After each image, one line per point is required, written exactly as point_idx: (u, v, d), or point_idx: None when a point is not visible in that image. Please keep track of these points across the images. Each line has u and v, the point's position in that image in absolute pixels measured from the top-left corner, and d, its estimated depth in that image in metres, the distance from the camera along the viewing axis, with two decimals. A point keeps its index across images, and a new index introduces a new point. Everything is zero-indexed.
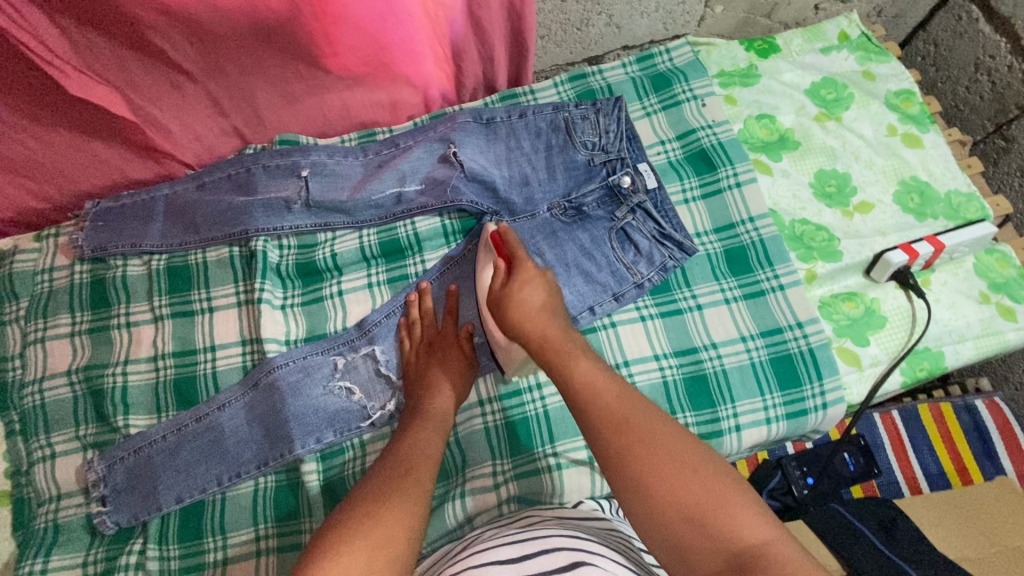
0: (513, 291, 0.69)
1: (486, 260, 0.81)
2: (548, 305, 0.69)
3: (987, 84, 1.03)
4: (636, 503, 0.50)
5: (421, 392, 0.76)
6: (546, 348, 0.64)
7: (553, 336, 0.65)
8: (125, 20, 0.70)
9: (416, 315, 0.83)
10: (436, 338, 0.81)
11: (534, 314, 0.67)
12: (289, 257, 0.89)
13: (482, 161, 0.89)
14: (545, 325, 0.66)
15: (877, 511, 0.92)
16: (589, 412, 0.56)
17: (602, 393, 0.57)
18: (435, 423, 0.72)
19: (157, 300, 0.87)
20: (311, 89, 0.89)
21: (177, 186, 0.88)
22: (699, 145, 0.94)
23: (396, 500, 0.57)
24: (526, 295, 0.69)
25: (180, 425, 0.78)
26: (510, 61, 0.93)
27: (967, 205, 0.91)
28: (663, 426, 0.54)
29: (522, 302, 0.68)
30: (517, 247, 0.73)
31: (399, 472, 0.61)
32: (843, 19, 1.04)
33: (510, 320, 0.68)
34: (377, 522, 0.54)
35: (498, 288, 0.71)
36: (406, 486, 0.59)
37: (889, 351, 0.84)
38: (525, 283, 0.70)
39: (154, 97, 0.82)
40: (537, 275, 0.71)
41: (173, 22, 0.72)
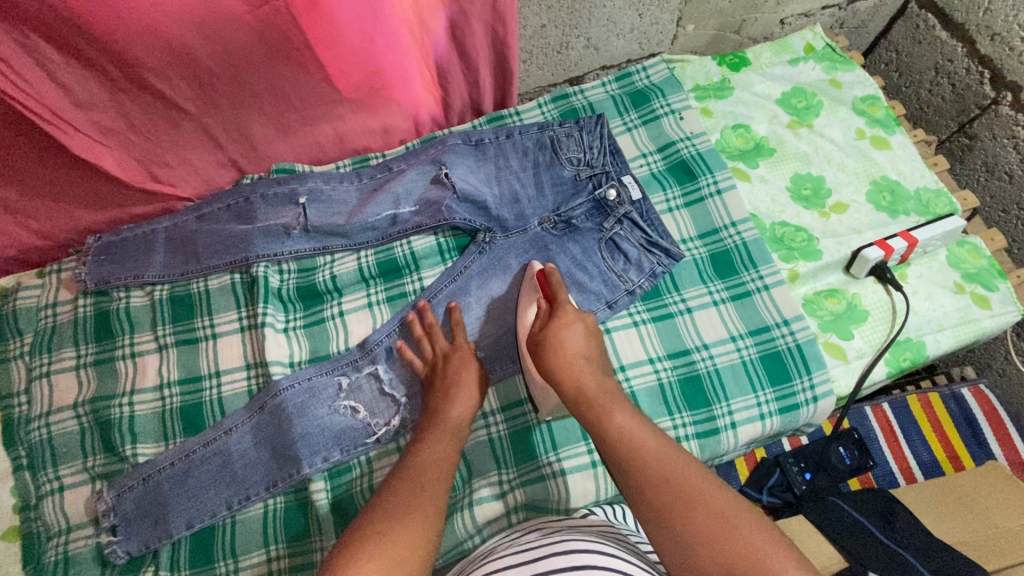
0: (553, 332, 0.76)
1: (529, 299, 0.85)
2: (585, 352, 0.74)
3: (947, 87, 1.08)
4: (679, 557, 0.52)
5: (436, 400, 0.77)
6: (582, 399, 0.69)
7: (589, 386, 0.70)
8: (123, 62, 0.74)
9: (419, 331, 0.84)
10: (447, 350, 0.82)
11: (571, 358, 0.73)
12: (289, 281, 0.92)
13: (473, 180, 0.93)
14: (581, 372, 0.72)
15: (874, 504, 0.95)
16: (631, 466, 0.60)
17: (644, 447, 0.61)
18: (450, 432, 0.73)
19: (161, 329, 0.88)
20: (305, 119, 0.93)
21: (177, 217, 0.91)
22: (679, 157, 0.98)
23: (415, 512, 0.59)
24: (564, 337, 0.75)
25: (188, 451, 0.79)
26: (494, 85, 0.97)
27: (936, 201, 0.96)
28: (705, 482, 0.56)
29: (561, 345, 0.74)
30: (558, 287, 0.80)
31: (417, 483, 0.63)
32: (808, 31, 1.10)
33: (551, 363, 0.73)
34: (395, 531, 0.56)
35: (539, 330, 0.78)
36: (422, 498, 0.61)
37: (873, 343, 0.87)
38: (564, 327, 0.76)
39: (151, 135, 0.85)
40: (576, 319, 0.78)
41: (170, 64, 0.75)
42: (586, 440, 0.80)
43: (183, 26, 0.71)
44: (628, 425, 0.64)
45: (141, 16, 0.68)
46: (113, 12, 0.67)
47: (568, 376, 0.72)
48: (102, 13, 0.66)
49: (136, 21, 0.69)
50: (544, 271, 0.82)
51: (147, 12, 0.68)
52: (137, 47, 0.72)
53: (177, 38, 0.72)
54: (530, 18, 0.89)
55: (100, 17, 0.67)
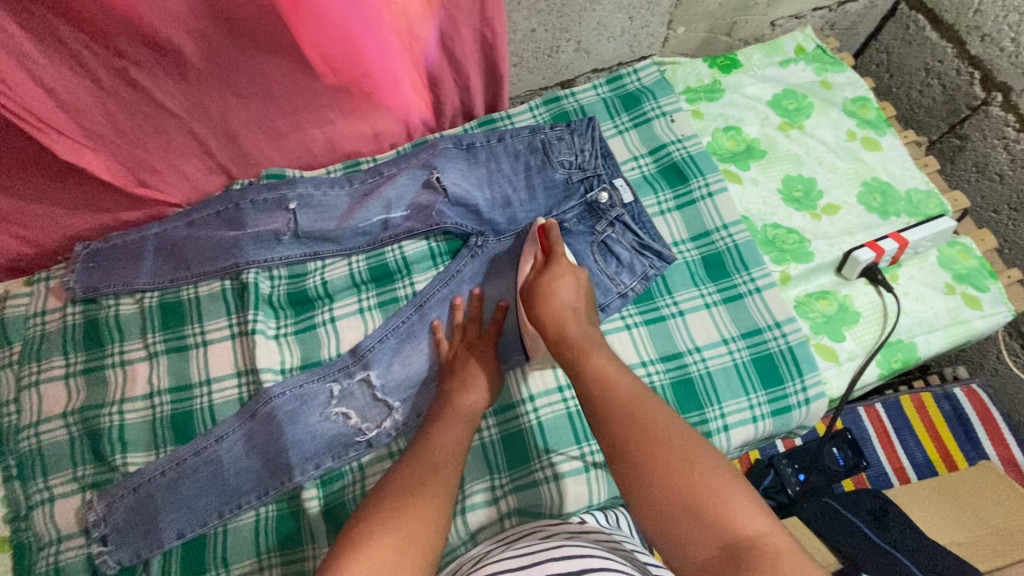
0: (546, 283, 0.77)
1: (528, 252, 0.86)
2: (574, 303, 0.75)
3: (938, 87, 1.09)
4: (636, 488, 0.53)
5: (457, 386, 0.79)
6: (566, 343, 0.70)
7: (572, 332, 0.71)
8: (110, 64, 0.73)
9: (460, 319, 0.87)
10: (476, 341, 0.84)
11: (559, 308, 0.74)
12: (280, 287, 0.91)
13: (464, 184, 0.92)
14: (567, 320, 0.72)
15: (868, 503, 0.95)
16: (602, 406, 0.60)
17: (618, 390, 0.61)
18: (462, 419, 0.75)
19: (151, 337, 0.88)
20: (295, 124, 0.93)
21: (167, 224, 0.91)
22: (671, 159, 0.98)
23: (422, 491, 0.61)
24: (557, 288, 0.76)
25: (179, 460, 0.79)
26: (485, 89, 0.97)
27: (927, 202, 0.96)
28: (669, 420, 0.57)
29: (553, 296, 0.75)
30: (557, 241, 0.81)
31: (429, 466, 0.65)
32: (799, 33, 1.10)
33: (538, 312, 0.75)
34: (405, 507, 0.58)
35: (533, 280, 0.79)
36: (433, 480, 0.63)
37: (864, 345, 0.87)
38: (557, 279, 0.77)
39: (139, 141, 0.85)
40: (569, 272, 0.78)
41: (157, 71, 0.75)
42: (579, 444, 0.80)
43: (170, 27, 0.70)
44: (606, 367, 0.65)
45: (126, 17, 0.67)
46: (99, 12, 0.66)
47: (555, 323, 0.72)
48: (87, 12, 0.66)
49: (122, 21, 0.68)
50: (546, 225, 0.83)
51: (132, 14, 0.67)
52: (122, 48, 0.71)
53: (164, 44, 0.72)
54: (520, 22, 0.89)
55: (85, 16, 0.66)
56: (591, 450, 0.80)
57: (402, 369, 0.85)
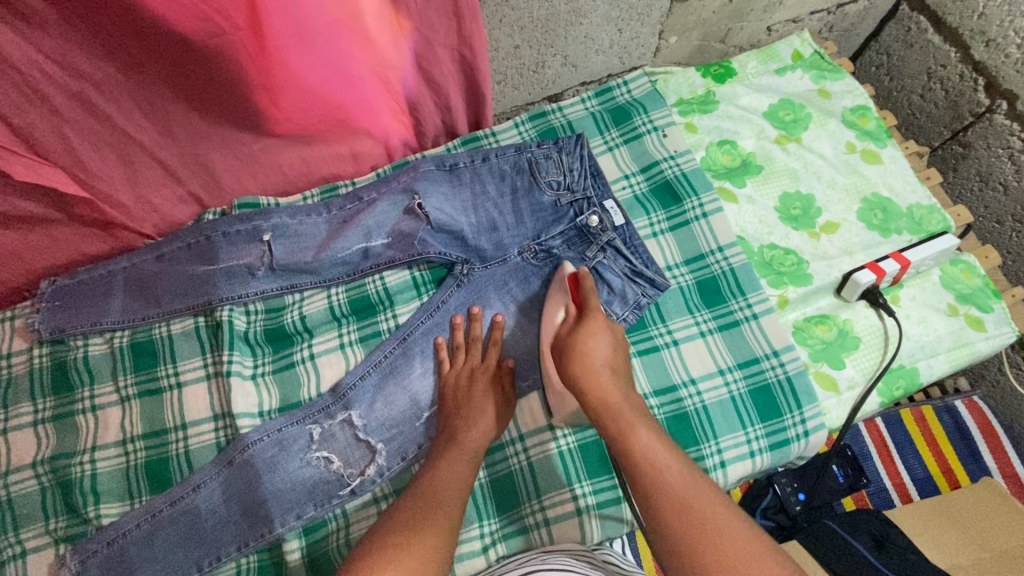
0: (577, 340, 0.73)
1: (557, 302, 0.82)
2: (611, 364, 0.71)
3: (940, 93, 1.04)
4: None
5: (458, 422, 0.77)
6: (607, 412, 0.66)
7: (614, 399, 0.67)
8: (67, 88, 0.67)
9: (461, 340, 0.84)
10: (479, 368, 0.82)
11: (595, 370, 0.70)
12: (257, 323, 0.87)
13: (449, 210, 0.88)
14: (606, 385, 0.69)
15: (870, 526, 0.92)
16: (652, 493, 0.59)
17: (667, 472, 0.60)
18: (468, 456, 0.73)
19: (122, 379, 0.84)
20: (269, 149, 0.88)
21: (135, 258, 0.86)
22: (663, 177, 0.94)
23: (425, 528, 0.61)
24: (593, 346, 0.72)
25: (155, 511, 0.76)
26: (468, 109, 0.92)
27: (929, 217, 0.93)
28: (721, 513, 0.56)
29: (589, 355, 0.71)
30: (591, 295, 0.77)
31: (430, 501, 0.65)
32: (796, 38, 1.05)
33: (571, 372, 0.71)
34: (408, 547, 0.58)
35: (565, 335, 0.75)
36: (436, 515, 0.63)
37: (865, 372, 0.84)
38: (592, 336, 0.73)
39: (104, 174, 0.79)
40: (605, 327, 0.75)
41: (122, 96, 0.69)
42: (570, 486, 0.78)
43: (131, 49, 0.64)
44: (652, 442, 0.63)
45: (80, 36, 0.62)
46: (50, 30, 0.60)
47: (592, 388, 0.69)
48: (42, 34, 0.60)
49: (77, 39, 0.62)
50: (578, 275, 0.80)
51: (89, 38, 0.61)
52: (81, 69, 0.65)
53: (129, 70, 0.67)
54: (502, 40, 0.84)
55: (37, 43, 0.61)
56: (583, 492, 0.78)
57: (386, 408, 0.81)
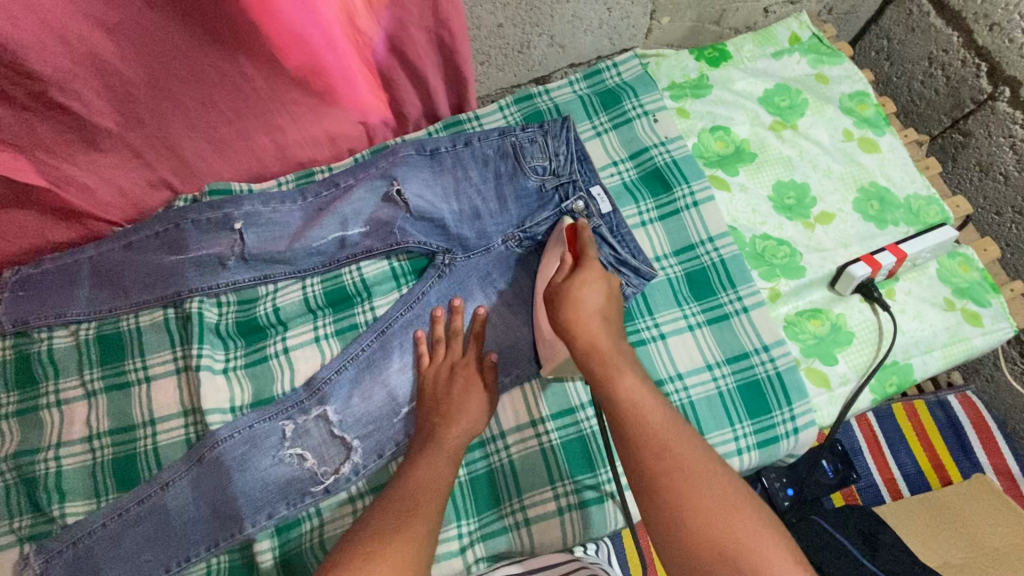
0: (572, 286, 0.70)
1: (553, 252, 0.79)
2: (603, 312, 0.68)
3: (941, 79, 1.01)
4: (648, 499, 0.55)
5: (438, 418, 0.74)
6: (594, 358, 0.64)
7: (604, 345, 0.65)
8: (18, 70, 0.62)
9: (441, 333, 0.81)
10: (459, 362, 0.79)
11: (586, 316, 0.67)
12: (228, 315, 0.84)
13: (429, 196, 0.84)
14: (598, 332, 0.66)
15: (858, 522, 0.91)
16: (632, 434, 0.58)
17: (650, 418, 0.59)
18: (449, 455, 0.70)
19: (88, 373, 0.81)
20: (240, 132, 0.84)
21: (102, 246, 0.82)
22: (653, 165, 0.90)
23: (407, 530, 0.59)
24: (585, 294, 0.69)
25: (121, 510, 0.73)
26: (449, 91, 0.89)
27: (928, 208, 0.89)
28: (700, 461, 0.55)
29: (580, 302, 0.68)
30: (587, 244, 0.75)
31: (409, 502, 0.62)
32: (793, 20, 1.01)
33: (563, 318, 0.68)
34: (387, 552, 0.56)
35: (559, 281, 0.72)
36: (416, 517, 0.61)
37: (857, 368, 0.82)
38: (585, 284, 0.70)
39: (65, 158, 0.75)
40: (601, 275, 0.71)
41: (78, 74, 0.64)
42: (551, 484, 0.76)
43: (82, 23, 0.60)
44: (638, 390, 0.61)
45: (33, 19, 0.57)
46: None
47: (583, 335, 0.66)
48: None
49: (31, 23, 0.57)
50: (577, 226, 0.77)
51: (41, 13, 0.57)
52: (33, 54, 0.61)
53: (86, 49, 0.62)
54: (484, 17, 0.80)
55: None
56: (565, 491, 0.76)
57: (362, 403, 0.78)
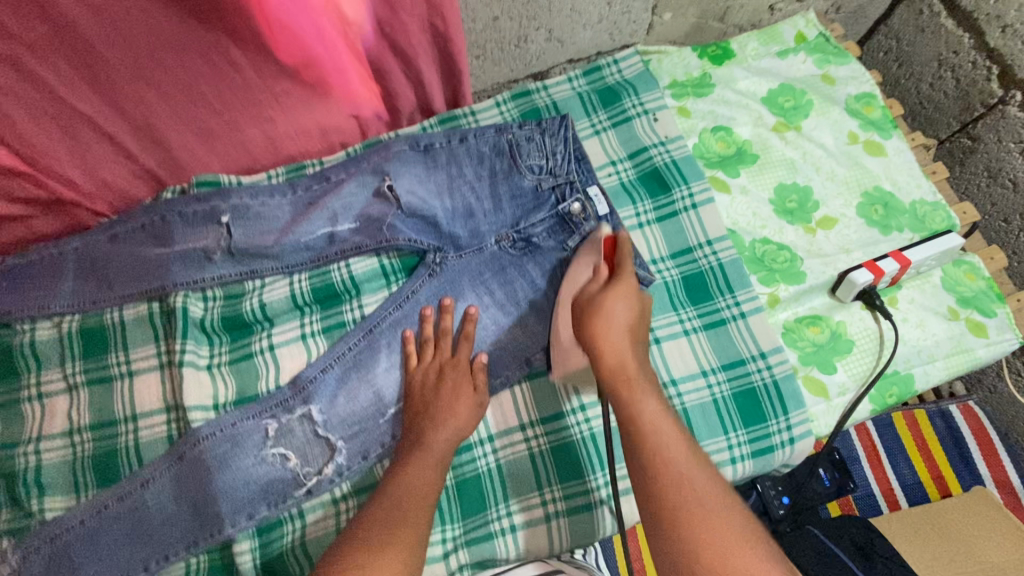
0: (603, 300, 0.69)
1: (586, 259, 0.78)
2: (633, 335, 0.67)
3: (950, 81, 0.98)
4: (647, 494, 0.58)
5: (425, 422, 0.72)
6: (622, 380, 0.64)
7: (632, 367, 0.64)
8: None
9: (431, 333, 0.79)
10: (448, 363, 0.77)
11: (616, 333, 0.67)
12: (215, 310, 0.82)
13: (421, 192, 0.82)
14: (626, 356, 0.66)
15: (854, 534, 0.89)
16: (649, 460, 0.58)
17: (673, 457, 0.58)
18: (435, 461, 0.68)
19: (70, 367, 0.80)
20: (228, 123, 0.82)
21: (88, 237, 0.81)
22: (652, 165, 0.88)
23: (388, 552, 0.57)
24: (617, 313, 0.68)
25: (100, 507, 0.71)
26: (444, 84, 0.87)
27: (933, 215, 0.87)
28: (715, 500, 0.55)
29: (610, 320, 0.68)
30: (625, 259, 0.73)
31: (394, 516, 0.61)
32: (800, 19, 0.98)
33: (591, 331, 0.67)
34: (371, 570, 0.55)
35: (592, 291, 0.71)
36: (401, 530, 0.60)
37: (857, 378, 0.80)
38: (617, 300, 0.69)
39: (47, 146, 0.73)
40: (635, 295, 0.70)
41: (56, 52, 0.63)
42: (539, 490, 0.75)
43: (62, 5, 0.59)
44: (663, 426, 0.61)
45: None
46: None
47: (612, 358, 0.65)
48: None
49: None
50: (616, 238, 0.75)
51: None
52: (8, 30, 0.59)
53: (64, 28, 0.61)
54: (479, 10, 0.77)
55: None
56: (553, 497, 0.75)
57: (348, 404, 0.77)
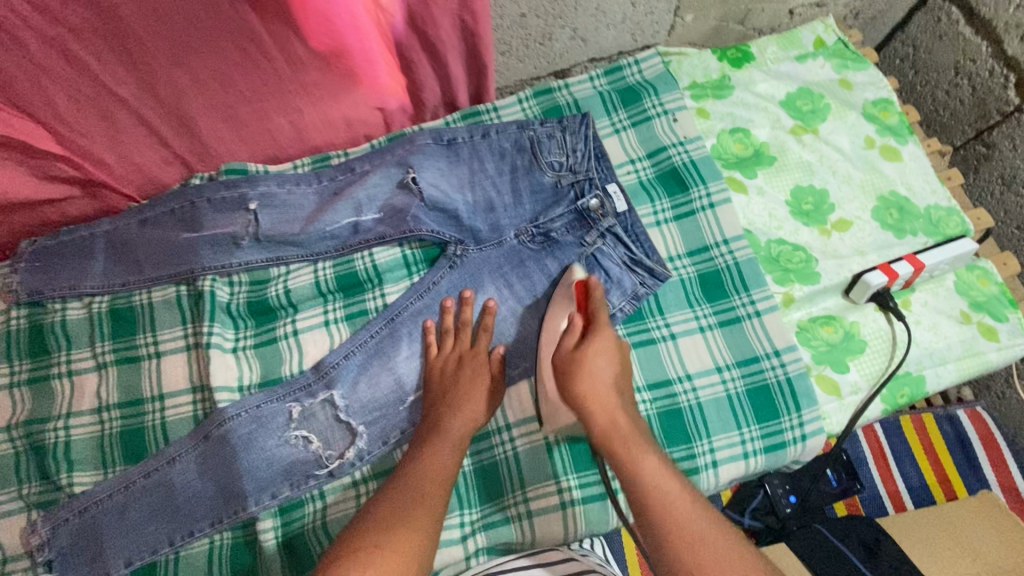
0: (584, 360, 0.70)
1: (560, 308, 0.78)
2: (617, 388, 0.69)
3: (966, 89, 1.00)
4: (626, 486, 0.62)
5: (442, 408, 0.74)
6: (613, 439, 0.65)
7: (623, 425, 0.66)
8: (42, 33, 0.63)
9: (451, 323, 0.81)
10: (467, 353, 0.79)
11: (602, 392, 0.68)
12: (240, 295, 0.84)
13: (443, 185, 0.84)
14: (616, 414, 0.67)
15: (861, 532, 0.89)
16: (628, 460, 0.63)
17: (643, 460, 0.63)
18: (453, 445, 0.71)
19: (100, 346, 0.82)
20: (258, 112, 0.84)
21: (118, 221, 0.83)
22: (671, 164, 0.90)
23: (407, 526, 0.59)
24: (598, 369, 0.70)
25: (128, 482, 0.74)
26: (468, 79, 0.89)
27: (948, 220, 0.88)
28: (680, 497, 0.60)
29: (594, 379, 0.69)
30: (600, 309, 0.74)
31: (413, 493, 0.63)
32: (819, 24, 1.00)
33: (579, 394, 0.68)
34: (390, 543, 0.57)
35: (567, 352, 0.72)
36: (421, 511, 0.61)
37: (869, 377, 0.81)
38: (596, 358, 0.70)
39: (83, 129, 0.76)
40: (613, 346, 0.72)
41: (98, 38, 0.65)
42: (556, 478, 0.76)
43: None
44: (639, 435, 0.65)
45: None
46: None
47: (600, 416, 0.67)
48: None
49: None
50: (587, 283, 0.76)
51: None
52: (55, 14, 0.61)
53: (107, 14, 0.63)
54: (507, 7, 0.79)
55: None
56: (569, 485, 0.76)
57: (369, 389, 0.78)
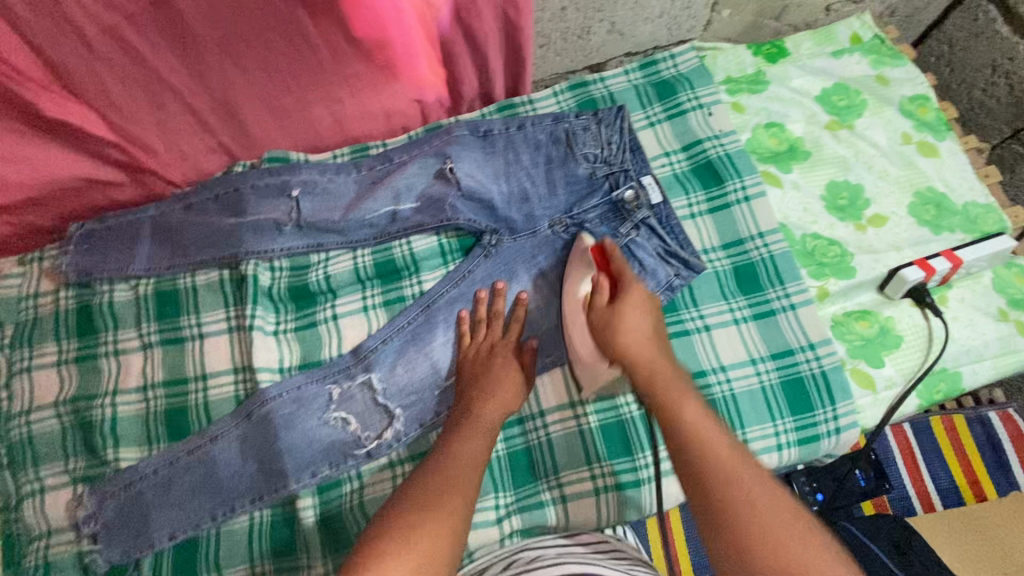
0: (619, 317, 0.72)
1: (579, 271, 0.79)
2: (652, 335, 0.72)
3: (1004, 87, 1.00)
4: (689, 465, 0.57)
5: (474, 396, 0.75)
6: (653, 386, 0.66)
7: (663, 366, 0.68)
8: (101, 20, 0.65)
9: (483, 313, 0.82)
10: (499, 342, 0.80)
11: (639, 346, 0.70)
12: (281, 280, 0.86)
13: (480, 176, 0.85)
14: (655, 357, 0.69)
15: (891, 530, 0.89)
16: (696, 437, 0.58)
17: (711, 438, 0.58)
18: (485, 432, 0.71)
19: (145, 327, 0.84)
20: (300, 102, 0.86)
21: (164, 206, 0.85)
22: (706, 158, 0.90)
23: (438, 508, 0.59)
24: (632, 322, 0.72)
25: (172, 458, 0.76)
26: (506, 72, 0.90)
27: (986, 217, 0.88)
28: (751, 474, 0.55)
29: (631, 329, 0.71)
30: (623, 265, 0.76)
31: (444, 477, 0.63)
32: (856, 20, 1.00)
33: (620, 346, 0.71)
34: (423, 528, 0.57)
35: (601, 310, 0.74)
36: (454, 493, 0.61)
37: (904, 372, 0.81)
38: (630, 310, 0.73)
39: (134, 115, 0.78)
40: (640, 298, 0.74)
41: (154, 26, 0.67)
42: (588, 464, 0.78)
43: None
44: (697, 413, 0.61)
45: None
46: None
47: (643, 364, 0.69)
48: None
49: None
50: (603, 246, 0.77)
51: None
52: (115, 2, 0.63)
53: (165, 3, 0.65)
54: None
55: None
56: (602, 472, 0.77)
57: (406, 374, 0.80)
